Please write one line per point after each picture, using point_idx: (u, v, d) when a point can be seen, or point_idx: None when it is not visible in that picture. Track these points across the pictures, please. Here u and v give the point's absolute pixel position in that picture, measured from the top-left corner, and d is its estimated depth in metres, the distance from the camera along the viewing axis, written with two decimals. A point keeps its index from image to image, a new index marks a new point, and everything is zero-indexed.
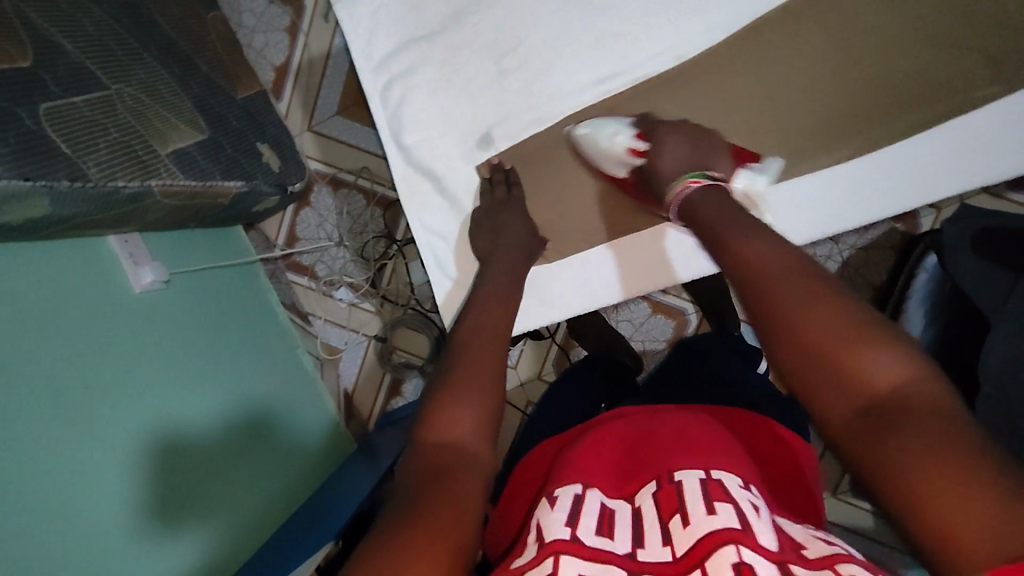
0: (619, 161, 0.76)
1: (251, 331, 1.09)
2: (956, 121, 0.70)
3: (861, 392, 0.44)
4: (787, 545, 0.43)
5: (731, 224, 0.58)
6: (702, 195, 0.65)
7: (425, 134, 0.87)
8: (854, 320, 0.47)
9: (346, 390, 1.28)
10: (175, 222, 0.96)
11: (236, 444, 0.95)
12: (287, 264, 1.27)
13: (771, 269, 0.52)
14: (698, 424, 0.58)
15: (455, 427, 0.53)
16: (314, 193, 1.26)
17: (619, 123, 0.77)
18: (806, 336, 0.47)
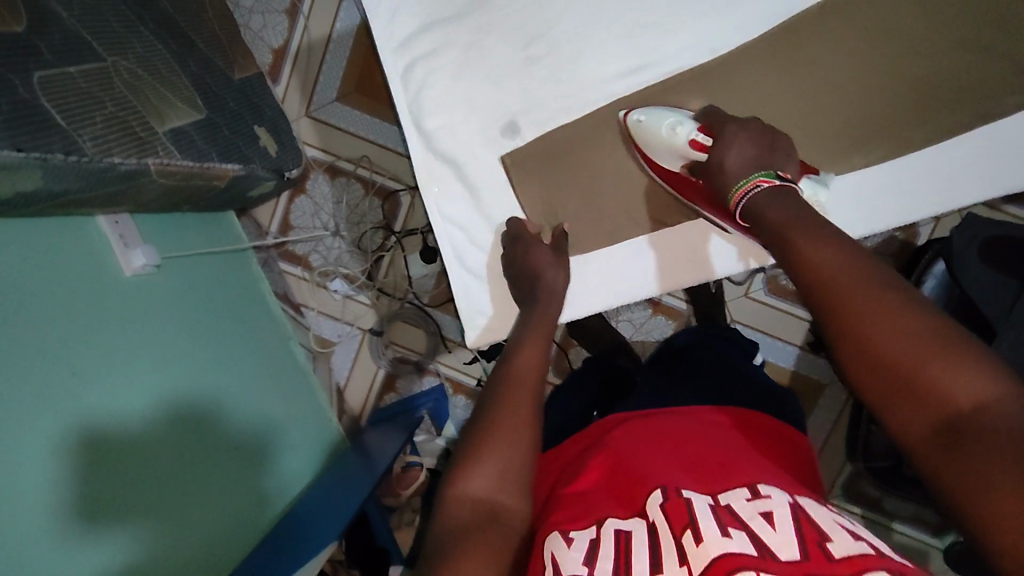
0: (678, 153, 0.73)
1: (243, 321, 1.05)
2: (990, 127, 0.70)
3: (934, 408, 0.40)
4: (812, 537, 0.38)
5: (806, 225, 0.54)
6: (768, 194, 0.60)
7: (448, 120, 0.84)
8: (932, 330, 0.42)
9: (338, 385, 1.24)
10: (167, 204, 0.92)
11: (230, 438, 0.90)
12: (279, 253, 1.23)
13: (842, 275, 0.48)
14: (699, 433, 0.53)
15: (490, 473, 0.49)
16: (310, 181, 1.22)
17: (677, 116, 0.74)
18: (881, 347, 0.44)
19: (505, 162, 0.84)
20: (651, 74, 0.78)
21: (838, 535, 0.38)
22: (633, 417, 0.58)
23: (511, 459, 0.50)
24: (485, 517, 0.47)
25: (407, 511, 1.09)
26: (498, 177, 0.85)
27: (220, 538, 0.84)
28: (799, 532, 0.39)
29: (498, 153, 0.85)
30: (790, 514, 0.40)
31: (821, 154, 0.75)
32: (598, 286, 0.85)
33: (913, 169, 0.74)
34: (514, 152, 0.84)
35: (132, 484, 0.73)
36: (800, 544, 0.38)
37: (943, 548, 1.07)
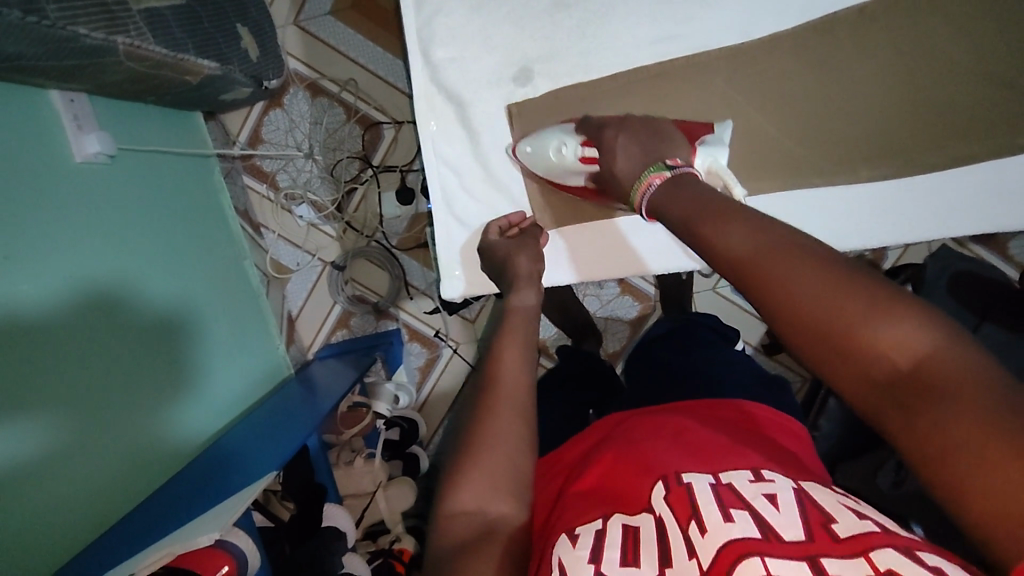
0: (575, 172, 0.75)
1: (198, 233, 0.99)
2: (996, 163, 0.71)
3: (878, 373, 0.35)
4: (815, 522, 0.39)
5: (703, 204, 0.49)
6: (666, 186, 0.55)
7: (459, 54, 0.79)
8: (850, 284, 0.37)
9: (290, 314, 1.20)
10: (130, 89, 0.84)
11: (170, 351, 0.85)
12: (244, 166, 1.16)
13: (745, 249, 0.42)
14: (696, 428, 0.56)
15: (477, 471, 0.48)
16: (289, 95, 1.14)
17: (558, 135, 0.75)
18: (803, 314, 0.38)
19: (512, 110, 0.81)
20: (675, 49, 0.76)
21: (842, 515, 0.39)
22: (638, 418, 0.61)
23: (495, 465, 0.49)
24: (481, 526, 0.46)
25: (345, 449, 1.06)
26: (502, 126, 0.82)
27: (164, 452, 0.81)
28: (803, 516, 0.40)
29: (508, 102, 0.81)
30: (794, 500, 0.42)
31: (825, 164, 0.76)
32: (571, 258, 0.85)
33: (913, 191, 0.75)
34: (522, 100, 0.80)
35: (72, 385, 0.68)
36: (803, 525, 0.39)
37: None
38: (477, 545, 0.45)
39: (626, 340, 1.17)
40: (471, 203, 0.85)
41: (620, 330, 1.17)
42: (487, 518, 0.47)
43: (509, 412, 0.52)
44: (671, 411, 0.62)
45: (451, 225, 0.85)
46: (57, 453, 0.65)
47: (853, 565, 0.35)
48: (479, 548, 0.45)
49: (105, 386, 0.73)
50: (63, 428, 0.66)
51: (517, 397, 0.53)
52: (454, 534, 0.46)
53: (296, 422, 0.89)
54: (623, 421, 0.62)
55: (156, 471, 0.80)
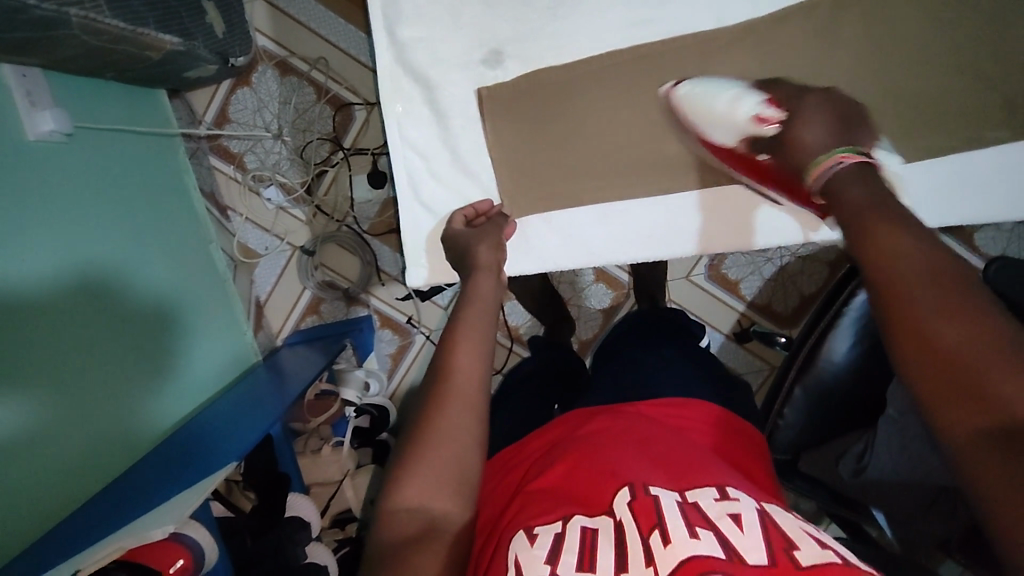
0: (741, 132, 0.71)
1: (161, 215, 0.96)
2: (962, 157, 0.72)
3: (987, 417, 0.38)
4: (778, 550, 0.40)
5: (885, 213, 0.51)
6: (854, 172, 0.57)
7: (427, 33, 0.77)
8: (992, 333, 0.40)
9: (258, 299, 1.17)
10: (88, 63, 0.80)
11: (131, 336, 0.83)
12: (210, 147, 1.12)
13: (909, 273, 0.45)
14: (664, 436, 0.56)
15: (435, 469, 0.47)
16: (257, 73, 1.11)
17: (737, 90, 0.72)
18: (939, 348, 0.41)
19: (482, 94, 0.79)
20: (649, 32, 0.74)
21: (805, 543, 0.41)
22: (601, 414, 0.62)
23: (447, 464, 0.48)
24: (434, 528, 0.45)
25: (314, 437, 1.04)
26: (470, 109, 0.80)
27: (124, 443, 0.79)
28: (768, 542, 0.41)
29: (478, 83, 0.79)
30: (757, 522, 0.43)
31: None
32: (638, 241, 0.81)
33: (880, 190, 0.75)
34: (496, 82, 0.78)
35: (28, 375, 0.65)
36: (766, 551, 0.40)
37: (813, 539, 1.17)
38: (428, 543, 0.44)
39: (599, 329, 1.16)
40: (438, 188, 0.83)
41: (593, 318, 1.16)
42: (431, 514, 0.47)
43: (463, 407, 0.52)
44: (637, 411, 0.62)
45: (419, 212, 0.83)
46: (9, 446, 0.63)
47: None
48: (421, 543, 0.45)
49: (63, 375, 0.71)
50: (18, 418, 0.64)
51: (471, 394, 0.53)
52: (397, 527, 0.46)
53: (262, 411, 0.87)
54: (588, 415, 0.63)
55: (115, 462, 0.77)
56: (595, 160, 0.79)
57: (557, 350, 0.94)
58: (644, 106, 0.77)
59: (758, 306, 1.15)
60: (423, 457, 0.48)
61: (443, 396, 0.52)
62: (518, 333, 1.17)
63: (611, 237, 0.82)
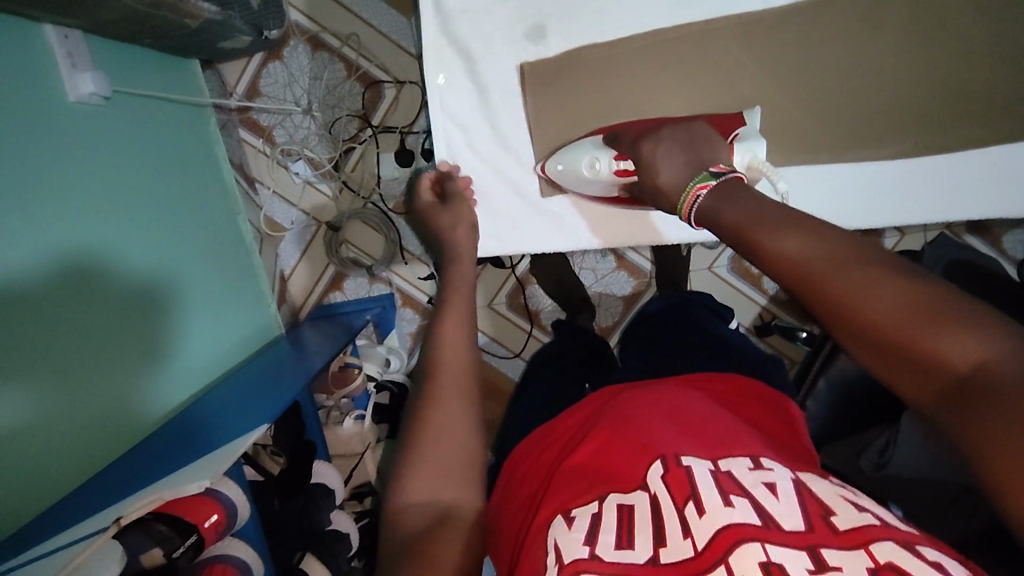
0: (610, 184, 0.76)
1: (191, 185, 0.97)
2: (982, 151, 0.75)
3: (937, 379, 0.35)
4: (814, 515, 0.41)
5: (761, 211, 0.47)
6: (713, 195, 0.52)
7: (472, 5, 0.76)
8: (912, 295, 0.37)
9: (283, 272, 1.17)
10: (127, 29, 0.81)
11: (162, 302, 0.84)
12: (240, 120, 1.12)
13: (809, 265, 0.42)
14: (697, 406, 0.56)
15: (431, 468, 0.49)
16: (288, 47, 1.10)
17: (589, 149, 0.76)
18: (863, 324, 0.38)
19: (525, 69, 0.79)
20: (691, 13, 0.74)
21: (841, 507, 0.41)
22: (632, 390, 0.62)
23: (450, 453, 0.50)
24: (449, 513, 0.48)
25: (336, 410, 1.07)
26: (512, 83, 0.80)
27: (154, 405, 0.80)
28: (803, 507, 0.41)
29: (519, 58, 0.79)
30: (792, 489, 0.43)
31: (835, 145, 0.77)
32: (540, 227, 0.89)
33: (914, 175, 0.78)
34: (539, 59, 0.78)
35: (58, 332, 0.67)
36: (803, 516, 0.41)
37: None
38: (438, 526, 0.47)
39: (621, 315, 1.17)
40: (475, 159, 0.85)
41: (614, 304, 1.16)
42: (439, 502, 0.48)
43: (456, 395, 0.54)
44: (669, 386, 0.62)
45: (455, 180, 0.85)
46: (45, 400, 0.64)
47: (855, 559, 0.36)
48: (435, 534, 0.46)
49: (92, 337, 0.72)
50: (51, 374, 0.65)
51: (461, 377, 0.56)
52: (409, 521, 0.48)
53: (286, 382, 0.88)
54: (622, 390, 0.63)
55: (144, 426, 0.79)
56: None
57: (582, 333, 0.95)
58: (680, 90, 0.77)
59: (780, 299, 1.15)
60: (423, 449, 0.50)
61: (428, 400, 0.54)
62: (539, 317, 1.17)
63: (518, 222, 0.89)
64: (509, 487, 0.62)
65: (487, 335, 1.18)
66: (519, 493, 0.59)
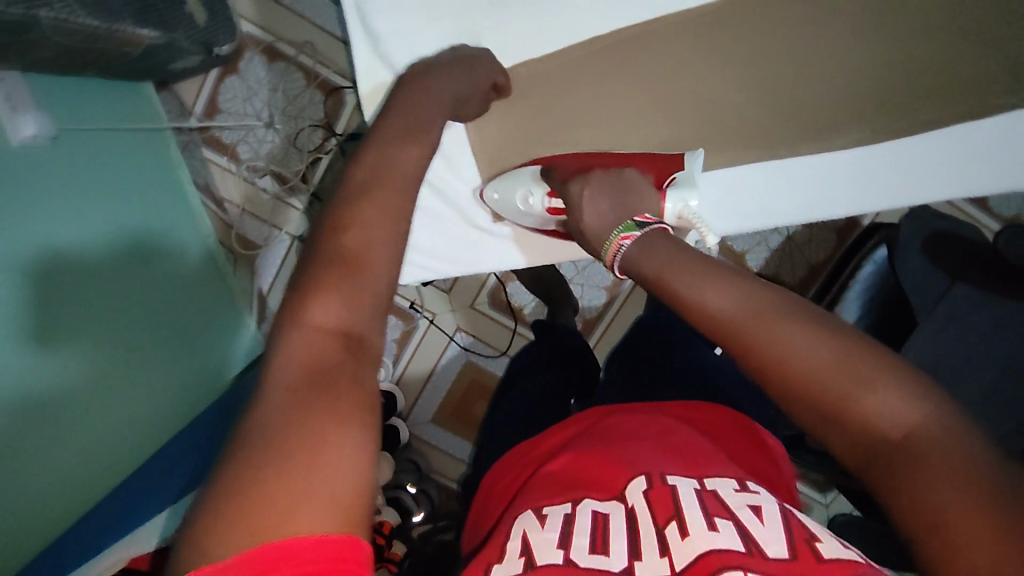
0: (543, 219, 0.76)
1: (154, 210, 0.95)
2: (966, 126, 0.71)
3: (861, 433, 0.36)
4: (799, 543, 0.40)
5: (683, 265, 0.47)
6: (638, 248, 0.53)
7: (401, 27, 0.78)
8: (835, 349, 0.38)
9: (261, 290, 1.15)
10: (70, 64, 0.79)
11: (133, 335, 0.83)
12: (202, 138, 1.11)
13: (735, 318, 0.42)
14: (683, 431, 0.57)
15: (354, 300, 0.39)
16: (244, 60, 1.08)
17: (523, 185, 0.76)
18: (790, 377, 0.39)
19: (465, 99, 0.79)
20: (629, 16, 0.74)
21: (827, 539, 0.42)
22: (611, 412, 0.62)
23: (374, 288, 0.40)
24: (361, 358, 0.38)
25: None
26: None
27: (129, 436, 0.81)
28: (789, 533, 0.41)
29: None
30: (779, 516, 0.43)
31: (799, 127, 0.75)
32: (492, 250, 0.86)
33: (880, 162, 0.76)
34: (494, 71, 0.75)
35: (17, 383, 0.66)
36: (787, 540, 0.41)
37: (826, 506, 1.16)
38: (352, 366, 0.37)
39: (603, 308, 1.15)
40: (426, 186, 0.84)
41: (597, 297, 1.15)
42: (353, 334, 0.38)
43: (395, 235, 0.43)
44: (654, 409, 0.62)
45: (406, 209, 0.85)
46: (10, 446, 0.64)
47: None
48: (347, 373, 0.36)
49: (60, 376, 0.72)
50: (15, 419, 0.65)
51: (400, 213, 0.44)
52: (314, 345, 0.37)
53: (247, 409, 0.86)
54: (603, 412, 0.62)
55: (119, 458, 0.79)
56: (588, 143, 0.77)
57: (561, 333, 0.93)
58: (630, 90, 0.76)
59: None
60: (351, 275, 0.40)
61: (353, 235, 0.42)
62: (522, 315, 1.16)
63: (469, 245, 0.86)
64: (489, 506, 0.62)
65: (471, 335, 1.17)
66: (496, 511, 0.61)
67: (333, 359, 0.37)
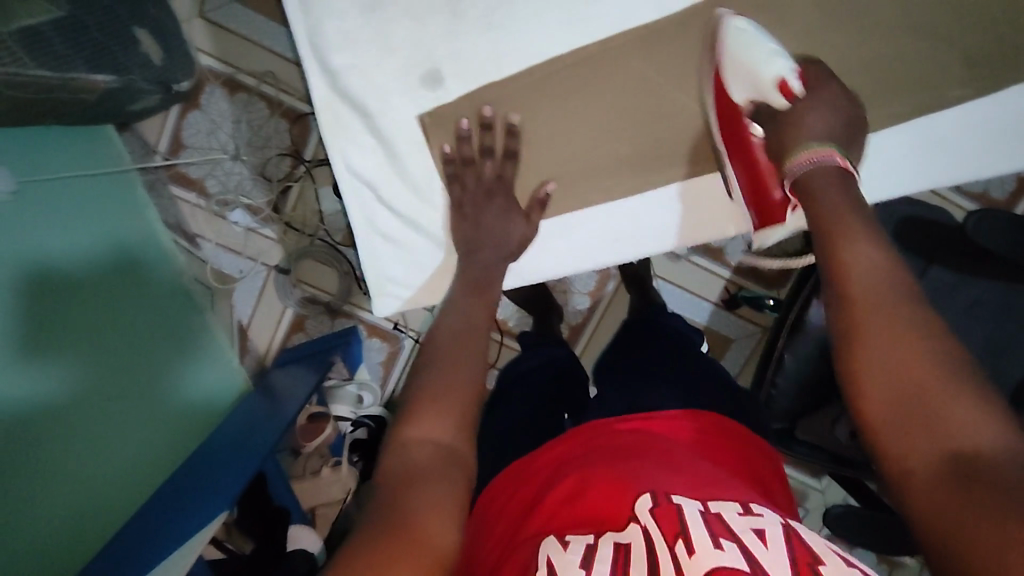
0: (757, 88, 0.67)
1: (128, 254, 0.94)
2: (932, 118, 0.74)
3: (939, 441, 0.41)
4: (802, 564, 0.41)
5: (859, 230, 0.53)
6: (840, 174, 0.59)
7: (357, 60, 0.77)
8: (943, 364, 0.43)
9: (241, 323, 1.14)
10: (29, 117, 0.78)
11: (111, 385, 0.82)
12: (169, 176, 1.09)
13: (871, 295, 0.48)
14: (684, 454, 0.56)
15: (437, 420, 0.53)
16: (204, 94, 1.07)
17: (775, 47, 0.67)
18: (895, 374, 0.44)
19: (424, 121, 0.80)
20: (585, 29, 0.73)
21: (830, 557, 0.42)
22: (610, 429, 0.61)
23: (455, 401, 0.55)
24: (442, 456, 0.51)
25: (313, 457, 1.09)
26: (415, 134, 0.81)
27: None
28: (792, 555, 0.42)
29: (420, 107, 0.79)
30: (782, 537, 0.44)
31: None
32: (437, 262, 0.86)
33: (879, 158, 0.76)
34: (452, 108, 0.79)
35: None
36: (792, 567, 0.41)
37: (821, 488, 1.18)
38: (440, 468, 0.50)
39: (588, 314, 1.15)
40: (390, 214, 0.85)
41: (582, 302, 1.15)
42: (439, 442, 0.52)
43: None
44: (651, 428, 0.61)
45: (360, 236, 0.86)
46: None
47: None
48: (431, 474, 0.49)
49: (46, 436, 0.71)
50: None
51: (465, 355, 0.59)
52: (415, 455, 0.51)
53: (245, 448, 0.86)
54: (609, 427, 0.61)
55: None
56: (551, 164, 0.80)
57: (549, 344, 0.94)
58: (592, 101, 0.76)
59: (744, 271, 1.14)
60: (438, 392, 0.55)
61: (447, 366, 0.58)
62: (508, 325, 1.16)
63: (416, 260, 0.87)
64: (479, 522, 0.61)
65: None
66: (485, 537, 0.58)
67: (430, 466, 0.50)
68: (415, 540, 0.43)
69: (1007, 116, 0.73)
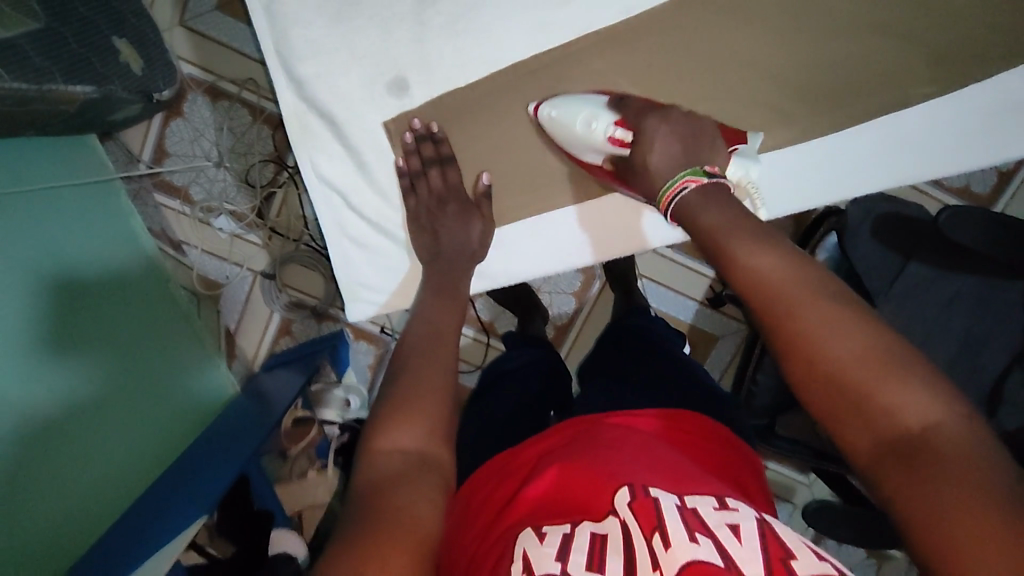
0: (597, 150, 0.72)
1: (113, 262, 0.95)
2: (894, 116, 0.74)
3: (886, 428, 0.41)
4: (774, 556, 0.41)
5: (743, 234, 0.52)
6: (698, 197, 0.58)
7: (324, 69, 0.79)
8: (873, 348, 0.43)
9: (228, 328, 1.15)
10: (9, 130, 0.79)
11: (100, 392, 0.83)
12: (154, 183, 1.11)
13: (787, 291, 0.47)
14: (663, 448, 0.56)
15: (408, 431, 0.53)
16: (187, 102, 1.08)
17: (592, 108, 0.72)
18: (830, 365, 0.44)
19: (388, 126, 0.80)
20: (554, 33, 0.74)
21: (801, 551, 0.42)
22: (588, 423, 0.61)
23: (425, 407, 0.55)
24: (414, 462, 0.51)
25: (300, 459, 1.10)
26: (381, 142, 0.82)
27: None
28: (765, 549, 0.42)
29: (384, 116, 0.80)
30: (756, 531, 0.44)
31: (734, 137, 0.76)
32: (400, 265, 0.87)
33: (834, 155, 0.77)
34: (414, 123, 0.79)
35: None
36: (764, 561, 0.41)
37: (809, 484, 1.18)
38: (412, 475, 0.50)
39: (573, 314, 1.16)
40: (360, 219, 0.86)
41: (566, 302, 1.15)
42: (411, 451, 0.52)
43: None
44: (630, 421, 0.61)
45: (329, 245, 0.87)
46: None
47: None
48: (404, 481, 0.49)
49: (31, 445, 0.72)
50: None
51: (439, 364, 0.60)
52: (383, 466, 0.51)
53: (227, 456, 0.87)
54: (588, 421, 0.61)
55: None
56: (523, 167, 0.80)
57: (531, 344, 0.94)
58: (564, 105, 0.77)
59: None
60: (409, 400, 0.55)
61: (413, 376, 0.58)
62: (493, 326, 1.16)
63: (384, 267, 0.87)
64: (456, 512, 0.61)
65: None
66: (456, 533, 0.58)
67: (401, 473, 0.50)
68: (388, 546, 0.43)
69: (976, 113, 0.73)
